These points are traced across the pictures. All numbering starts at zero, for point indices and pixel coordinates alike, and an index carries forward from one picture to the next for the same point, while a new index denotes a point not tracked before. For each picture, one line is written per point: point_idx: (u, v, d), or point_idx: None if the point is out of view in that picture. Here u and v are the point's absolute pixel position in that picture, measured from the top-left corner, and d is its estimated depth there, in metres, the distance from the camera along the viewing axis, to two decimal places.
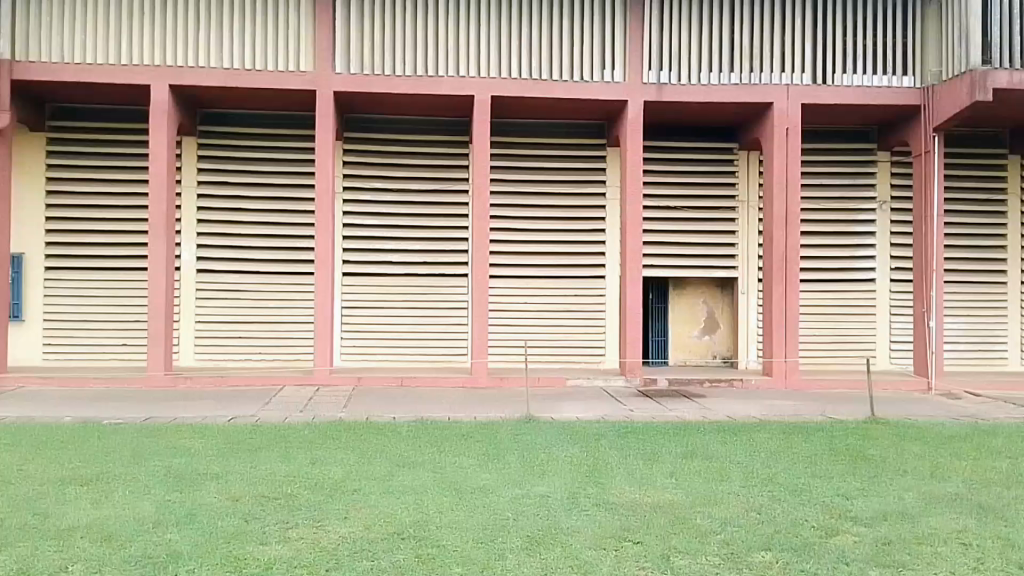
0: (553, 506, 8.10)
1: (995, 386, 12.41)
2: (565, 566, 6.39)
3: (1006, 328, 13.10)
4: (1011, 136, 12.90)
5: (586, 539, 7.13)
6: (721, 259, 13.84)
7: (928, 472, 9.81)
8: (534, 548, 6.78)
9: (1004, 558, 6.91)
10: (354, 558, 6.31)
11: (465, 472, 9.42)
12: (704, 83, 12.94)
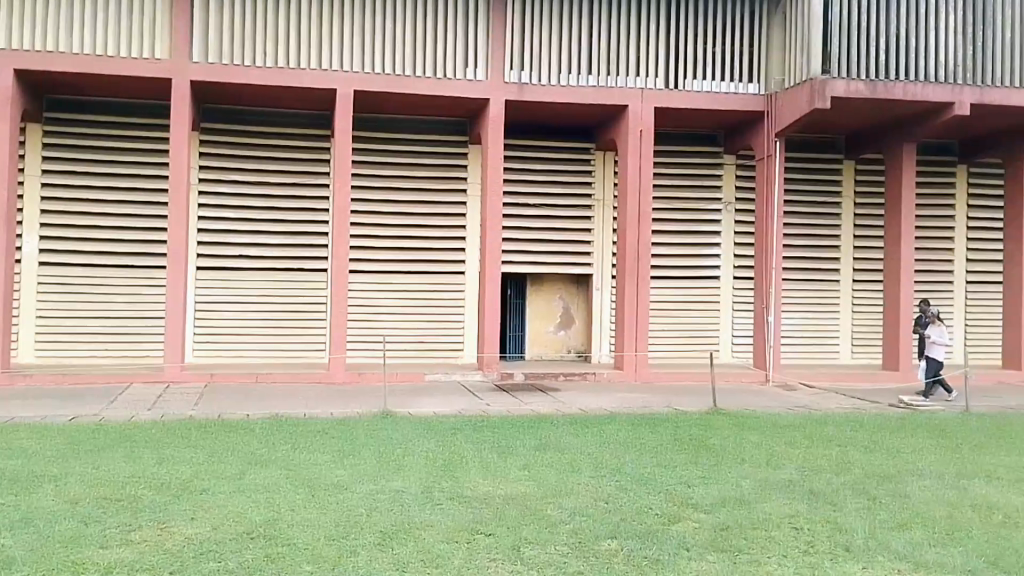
0: (407, 499, 8.06)
1: (828, 378, 13.18)
2: (417, 561, 6.37)
3: (840, 324, 13.92)
4: (847, 142, 13.74)
5: (440, 533, 7.12)
6: (573, 257, 14.49)
7: (765, 460, 10.29)
8: (386, 543, 6.73)
9: (832, 541, 7.35)
10: (199, 560, 6.13)
11: (321, 467, 9.24)
12: (562, 84, 13.25)
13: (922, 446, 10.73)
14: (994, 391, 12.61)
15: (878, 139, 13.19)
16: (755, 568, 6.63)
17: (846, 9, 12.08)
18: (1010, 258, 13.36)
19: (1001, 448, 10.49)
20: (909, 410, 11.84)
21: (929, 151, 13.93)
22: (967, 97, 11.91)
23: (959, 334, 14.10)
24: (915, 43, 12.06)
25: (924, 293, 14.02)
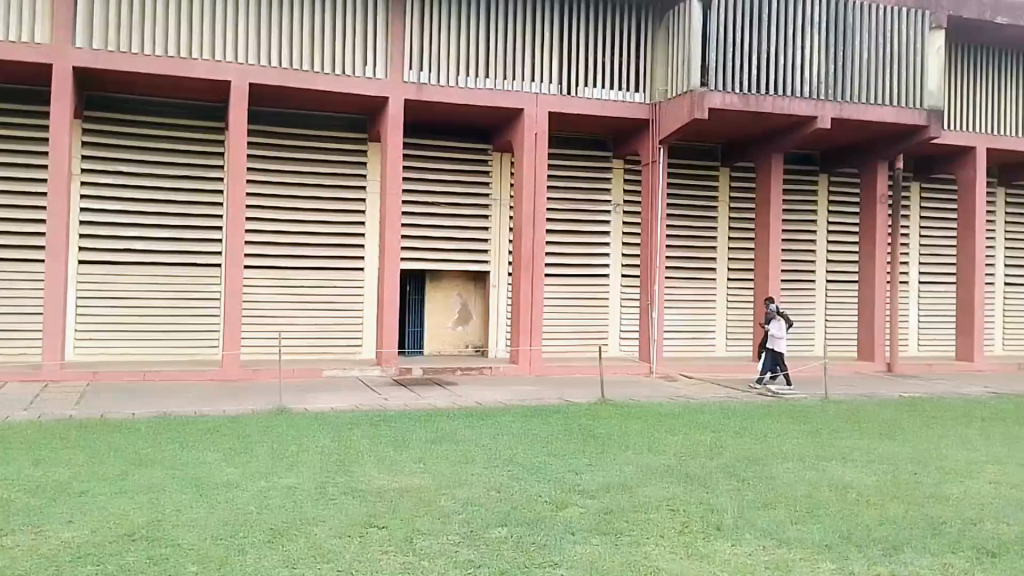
0: (299, 496, 8.06)
1: (705, 370, 14.12)
2: (308, 556, 6.40)
3: (718, 319, 14.91)
4: (723, 151, 14.73)
5: (333, 527, 7.17)
6: (470, 254, 14.83)
7: (647, 447, 10.90)
8: (277, 540, 6.72)
9: (706, 521, 7.89)
10: (76, 564, 5.99)
11: (211, 466, 9.10)
12: (460, 85, 13.58)
13: (786, 431, 11.65)
14: (851, 380, 13.84)
15: (752, 149, 14.20)
16: (633, 548, 7.01)
17: (723, 26, 12.97)
18: (864, 260, 14.72)
19: (854, 433, 11.55)
20: (776, 399, 12.84)
21: (796, 161, 15.17)
22: (828, 112, 12.93)
23: (822, 330, 15.36)
24: (785, 59, 13.02)
25: (792, 291, 15.21)
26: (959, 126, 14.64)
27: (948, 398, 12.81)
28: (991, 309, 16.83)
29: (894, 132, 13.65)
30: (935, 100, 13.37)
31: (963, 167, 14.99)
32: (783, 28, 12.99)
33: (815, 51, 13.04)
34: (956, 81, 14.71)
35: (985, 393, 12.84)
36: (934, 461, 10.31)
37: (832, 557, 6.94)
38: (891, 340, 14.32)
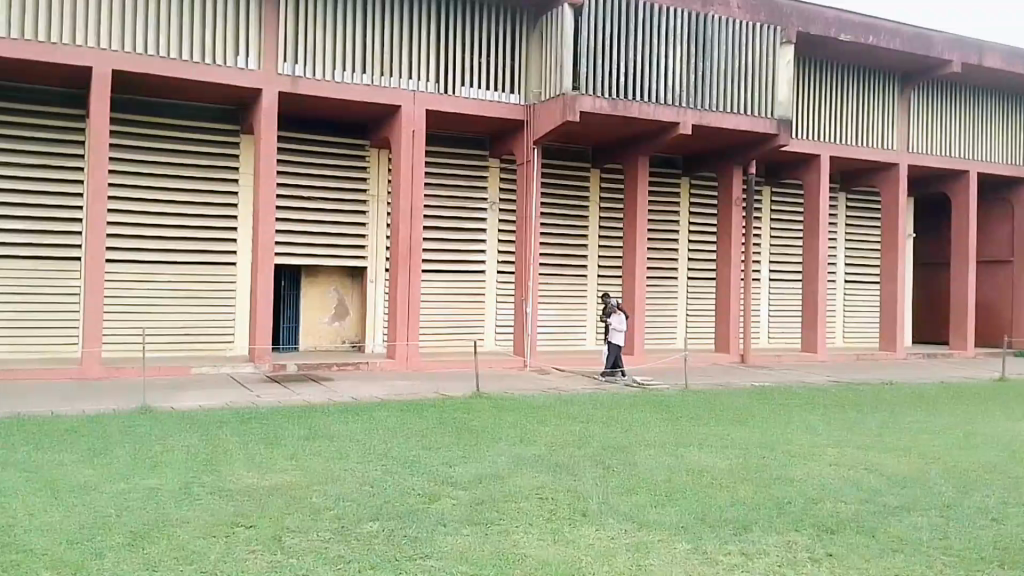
0: (162, 496, 7.75)
1: (576, 363, 14.73)
2: (169, 559, 6.16)
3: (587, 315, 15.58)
4: (594, 152, 15.32)
5: (197, 528, 6.91)
6: (348, 250, 14.84)
7: (519, 438, 11.21)
8: (137, 543, 6.44)
9: (572, 508, 8.14)
10: None
11: (65, 469, 8.64)
12: (337, 80, 13.52)
13: (648, 420, 12.28)
14: (709, 370, 14.75)
15: (621, 152, 14.85)
16: (503, 537, 7.14)
17: (593, 33, 13.49)
18: (721, 257, 15.57)
19: (710, 420, 12.31)
20: (640, 389, 13.54)
21: (662, 164, 15.98)
22: (689, 118, 13.68)
23: (685, 324, 16.29)
24: (650, 67, 13.71)
25: (659, 287, 16.04)
26: (805, 134, 15.84)
27: (796, 387, 13.87)
28: (835, 305, 18.36)
29: (749, 139, 14.58)
30: (785, 110, 14.43)
31: (809, 172, 16.18)
32: (647, 37, 13.68)
33: (677, 60, 13.80)
34: (803, 92, 15.92)
35: (826, 382, 14.00)
36: (780, 445, 11.11)
37: (687, 538, 7.28)
38: (745, 332, 15.37)
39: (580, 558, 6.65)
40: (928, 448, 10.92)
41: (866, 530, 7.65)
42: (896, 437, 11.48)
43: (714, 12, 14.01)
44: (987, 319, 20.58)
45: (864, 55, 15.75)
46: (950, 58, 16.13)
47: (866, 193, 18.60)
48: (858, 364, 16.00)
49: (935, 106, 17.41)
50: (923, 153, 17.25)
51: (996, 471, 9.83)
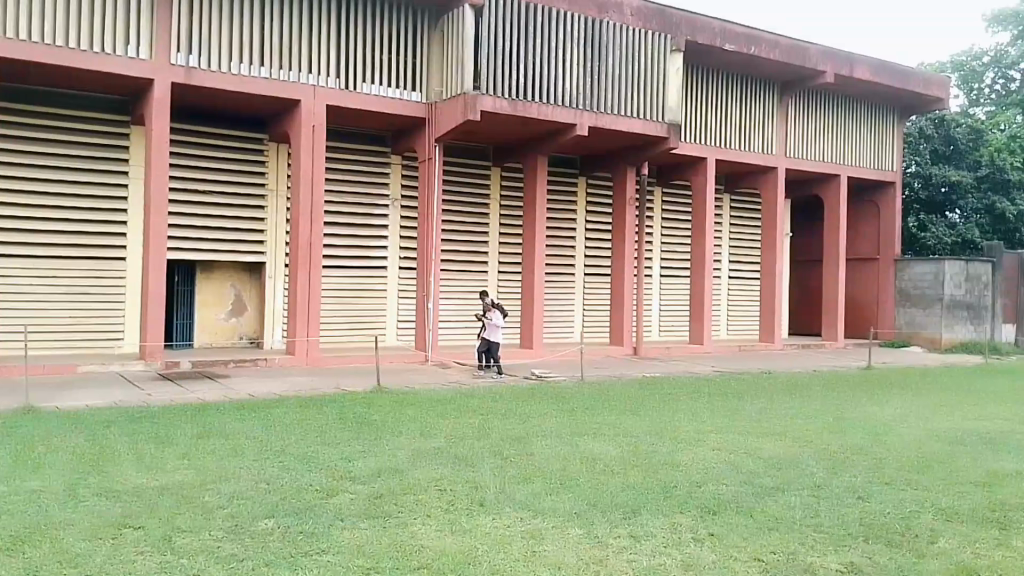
0: (42, 500, 7.45)
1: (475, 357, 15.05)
2: (51, 562, 5.95)
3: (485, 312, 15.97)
4: (495, 152, 15.67)
5: (81, 531, 6.68)
6: (246, 245, 14.75)
7: (419, 432, 11.35)
8: (14, 549, 6.20)
9: (469, 498, 8.24)
10: None
11: None
12: (233, 72, 13.30)
13: (545, 412, 12.66)
14: (603, 363, 15.35)
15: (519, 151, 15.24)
16: (401, 529, 7.13)
17: (492, 34, 13.79)
18: (615, 253, 16.18)
19: (605, 410, 12.82)
20: (538, 381, 13.96)
21: (561, 164, 16.49)
22: (586, 121, 14.20)
23: (582, 319, 16.88)
24: (548, 70, 14.14)
25: (558, 283, 16.55)
26: (693, 137, 16.65)
27: (684, 377, 14.60)
28: (720, 299, 19.43)
29: (642, 142, 15.25)
30: (675, 115, 15.16)
31: (697, 174, 17.05)
32: (545, 41, 14.10)
33: (573, 64, 14.29)
34: (691, 97, 16.73)
35: (711, 372, 14.82)
36: (668, 433, 11.66)
37: (579, 523, 7.47)
38: (637, 326, 16.10)
39: (476, 547, 6.73)
40: (802, 432, 11.71)
41: (746, 510, 8.07)
42: (772, 423, 12.24)
43: (609, 18, 14.59)
44: (856, 312, 22.14)
45: (746, 64, 16.71)
46: (824, 69, 17.34)
47: (748, 195, 19.77)
48: (740, 355, 16.99)
49: (811, 114, 18.64)
50: (800, 158, 18.42)
51: (860, 453, 10.64)
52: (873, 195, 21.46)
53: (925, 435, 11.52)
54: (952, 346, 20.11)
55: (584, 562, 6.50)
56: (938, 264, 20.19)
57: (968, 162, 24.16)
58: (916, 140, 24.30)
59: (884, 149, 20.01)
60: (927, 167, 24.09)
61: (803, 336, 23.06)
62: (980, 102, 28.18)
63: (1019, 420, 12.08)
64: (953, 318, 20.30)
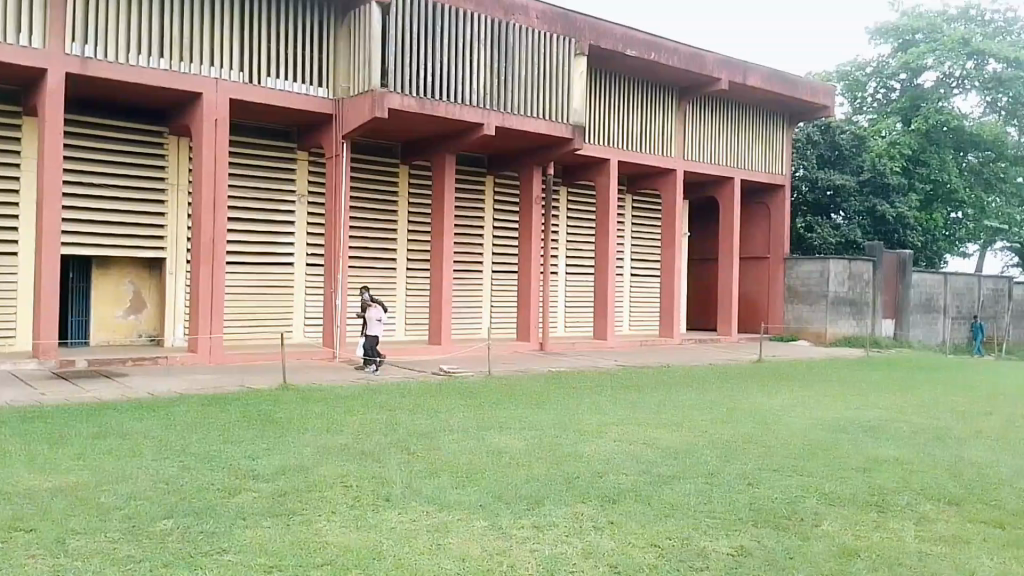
0: None
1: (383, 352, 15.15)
2: None
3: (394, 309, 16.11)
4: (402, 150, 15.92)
5: None
6: (146, 240, 14.58)
7: (326, 428, 11.26)
8: None
9: (377, 493, 8.20)
10: None
11: None
12: (132, 63, 12.96)
13: (453, 406, 12.84)
14: (511, 358, 15.70)
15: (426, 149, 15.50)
16: (305, 526, 7.07)
17: (399, 32, 13.85)
18: (521, 250, 16.54)
19: (512, 404, 13.07)
20: (446, 376, 14.19)
21: (468, 163, 16.84)
22: (493, 121, 14.54)
23: (490, 314, 17.30)
24: (455, 69, 14.40)
25: (466, 279, 16.90)
26: (597, 138, 17.25)
27: (588, 371, 15.10)
28: (623, 294, 20.23)
29: (548, 142, 15.74)
30: (579, 117, 15.78)
31: (600, 174, 17.66)
32: (452, 40, 14.35)
33: (480, 64, 14.62)
34: (593, 99, 17.34)
35: (614, 366, 15.36)
36: (572, 425, 12.01)
37: (484, 515, 7.57)
38: (543, 321, 16.45)
39: (381, 542, 6.73)
40: (699, 422, 12.27)
41: (644, 498, 8.35)
42: (671, 414, 12.76)
43: (515, 20, 14.99)
44: (745, 308, 23.19)
45: (646, 68, 17.45)
46: (720, 76, 18.29)
47: (648, 196, 20.55)
48: (641, 349, 17.71)
49: (707, 117, 19.66)
50: (696, 160, 19.40)
51: (751, 441, 11.24)
52: (765, 197, 22.69)
53: (810, 424, 12.25)
54: (835, 339, 21.57)
55: (488, 553, 6.60)
56: (824, 263, 21.46)
57: (851, 165, 26.02)
58: (803, 145, 26.18)
59: (775, 153, 21.26)
60: (814, 170, 25.81)
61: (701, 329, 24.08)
62: (863, 110, 30.57)
63: (894, 408, 13.01)
64: (837, 313, 21.72)
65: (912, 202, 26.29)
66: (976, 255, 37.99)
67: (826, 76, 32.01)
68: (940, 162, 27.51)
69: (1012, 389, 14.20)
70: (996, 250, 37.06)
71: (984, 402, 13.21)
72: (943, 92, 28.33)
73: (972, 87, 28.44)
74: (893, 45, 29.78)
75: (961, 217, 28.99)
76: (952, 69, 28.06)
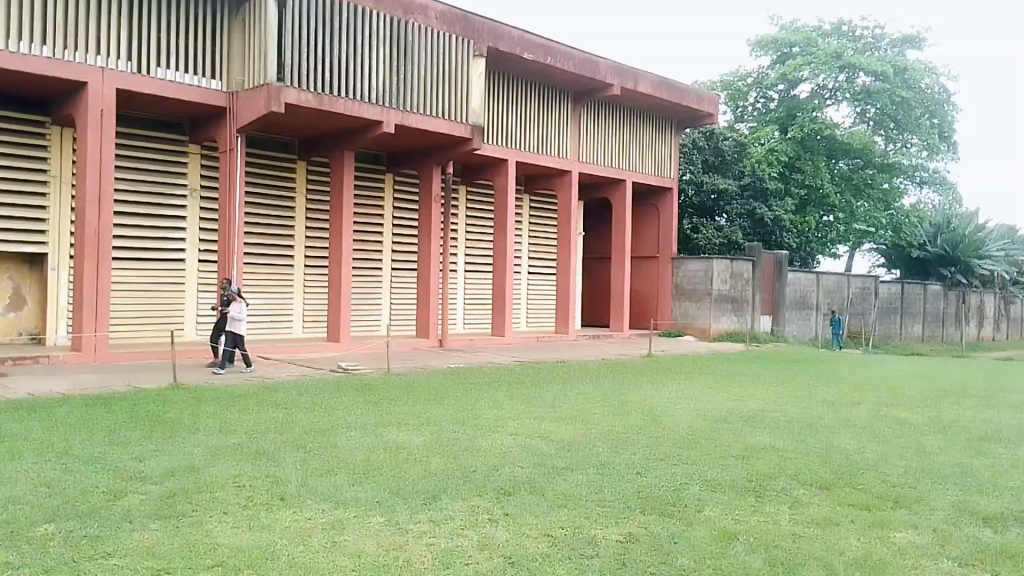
0: None
1: (281, 351, 15.34)
2: None
3: (291, 303, 16.66)
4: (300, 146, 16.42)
5: None
6: (27, 235, 13.97)
7: (217, 428, 10.95)
8: None
9: (269, 492, 8.05)
10: None
11: None
12: (11, 50, 12.30)
13: (349, 404, 12.82)
14: (408, 355, 15.96)
15: (323, 146, 15.95)
16: (195, 528, 6.92)
17: (296, 28, 14.08)
18: (421, 249, 17.01)
19: (408, 400, 13.19)
20: (344, 373, 14.26)
21: (366, 160, 17.36)
22: (393, 118, 14.97)
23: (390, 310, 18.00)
24: (354, 66, 14.77)
25: (366, 276, 17.49)
26: (494, 138, 18.21)
27: (484, 366, 15.46)
28: (519, 292, 21.09)
29: (447, 141, 16.44)
30: (476, 118, 16.52)
31: (499, 176, 18.57)
32: (351, 38, 14.69)
33: (379, 62, 15.06)
34: (492, 101, 18.28)
35: (510, 362, 15.77)
36: (469, 419, 12.16)
37: (380, 512, 7.52)
38: (441, 319, 16.99)
39: (275, 541, 6.63)
40: (591, 416, 12.66)
41: (539, 490, 8.44)
42: (563, 408, 13.13)
43: (414, 20, 15.59)
44: (637, 305, 24.26)
45: (539, 73, 18.57)
46: (611, 82, 19.58)
47: (545, 195, 21.49)
48: (534, 345, 18.40)
49: (601, 120, 20.93)
50: (589, 162, 20.60)
51: (639, 432, 11.71)
52: (654, 200, 23.84)
53: (694, 415, 12.85)
54: (719, 334, 22.80)
55: (383, 549, 6.57)
56: (707, 262, 22.79)
57: (732, 171, 27.96)
58: (690, 150, 27.89)
59: (661, 157, 22.76)
60: (699, 175, 27.62)
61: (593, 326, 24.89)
62: (743, 118, 32.78)
63: (770, 399, 13.85)
64: (719, 311, 22.95)
65: (788, 206, 28.62)
66: (846, 255, 40.78)
67: (711, 86, 33.86)
68: (813, 170, 30.08)
69: (876, 380, 15.30)
70: (864, 250, 39.81)
71: (852, 394, 14.19)
72: (817, 102, 30.79)
73: (844, 99, 30.96)
74: (772, 58, 32.04)
75: (832, 220, 31.95)
76: (825, 81, 30.56)
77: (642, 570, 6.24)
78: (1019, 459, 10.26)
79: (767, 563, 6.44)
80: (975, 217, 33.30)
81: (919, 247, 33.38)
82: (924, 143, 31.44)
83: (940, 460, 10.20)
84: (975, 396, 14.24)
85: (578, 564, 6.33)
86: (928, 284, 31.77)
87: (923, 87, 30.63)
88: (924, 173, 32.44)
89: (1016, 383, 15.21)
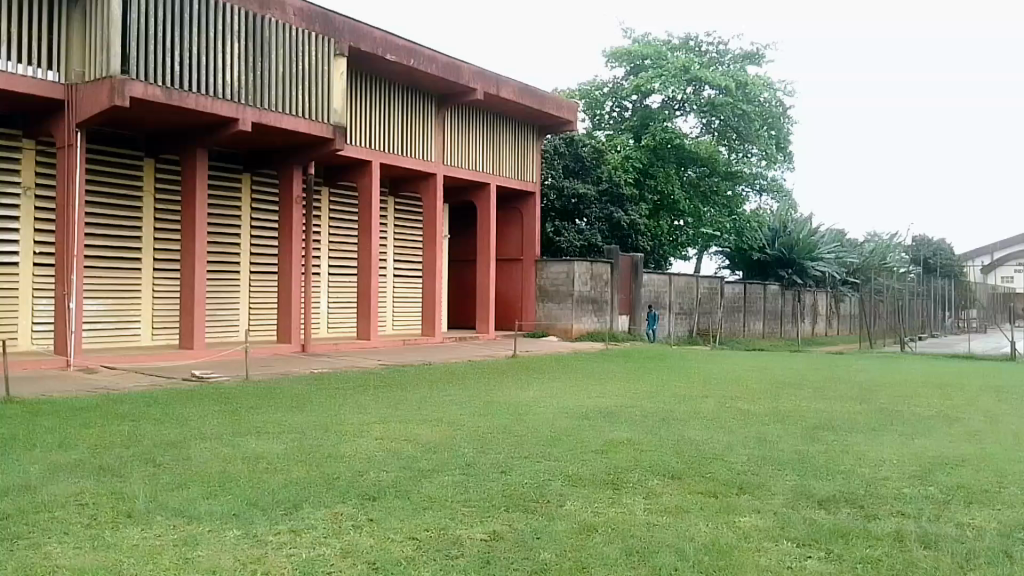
0: None
1: (129, 360, 14.68)
2: None
3: (139, 311, 16.04)
4: (145, 141, 15.97)
5: None
6: None
7: (56, 444, 10.09)
8: None
9: (114, 510, 7.50)
10: None
11: None
12: None
13: (205, 414, 12.19)
14: (268, 363, 15.60)
15: (173, 144, 15.76)
16: (31, 551, 6.41)
17: (143, 20, 13.66)
18: (285, 252, 17.37)
19: (267, 408, 12.71)
20: (199, 382, 13.65)
21: (218, 158, 17.05)
22: (248, 116, 14.92)
23: (246, 315, 17.72)
24: (207, 62, 14.53)
25: (221, 280, 17.16)
26: (359, 140, 18.26)
27: (349, 373, 15.26)
28: (385, 297, 21.01)
29: (309, 140, 16.55)
30: (338, 119, 16.76)
31: (364, 176, 18.70)
32: (203, 31, 14.47)
33: (234, 58, 14.92)
34: (357, 102, 18.31)
35: (374, 366, 15.70)
36: (331, 426, 11.86)
37: (238, 524, 7.16)
38: (304, 324, 17.31)
39: (121, 561, 6.21)
40: (457, 418, 12.68)
41: (403, 494, 8.30)
42: (430, 411, 13.09)
43: (272, 15, 15.59)
44: (501, 310, 24.63)
45: (403, 74, 18.78)
46: (474, 87, 20.13)
47: (409, 198, 21.66)
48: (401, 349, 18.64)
49: (466, 123, 21.38)
50: (454, 165, 21.07)
51: (503, 432, 11.85)
52: (516, 202, 24.31)
53: (556, 413, 13.18)
54: (580, 334, 23.64)
55: (240, 563, 6.26)
56: (569, 264, 23.47)
57: (592, 176, 29.10)
58: (552, 155, 28.71)
59: (523, 161, 23.52)
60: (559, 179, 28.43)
61: (460, 326, 25.31)
62: (601, 126, 34.03)
63: (628, 395, 14.44)
64: (582, 311, 23.83)
65: (640, 209, 30.46)
66: (696, 258, 43.29)
67: (570, 94, 34.90)
68: (664, 176, 32.09)
69: (725, 376, 16.23)
70: (714, 254, 42.45)
71: (700, 388, 15.02)
72: (667, 113, 32.71)
73: (692, 109, 33.02)
74: (627, 68, 33.51)
75: (683, 224, 34.34)
76: (674, 92, 32.19)
77: (505, 567, 6.26)
78: (848, 445, 11.17)
79: (623, 552, 6.62)
80: (808, 222, 36.63)
81: (760, 250, 36.62)
82: (763, 153, 34.20)
83: (779, 448, 10.95)
84: (809, 387, 15.46)
85: (441, 566, 6.26)
86: (768, 285, 33.75)
87: (763, 100, 33.31)
88: (762, 181, 35.05)
89: (846, 375, 16.64)
